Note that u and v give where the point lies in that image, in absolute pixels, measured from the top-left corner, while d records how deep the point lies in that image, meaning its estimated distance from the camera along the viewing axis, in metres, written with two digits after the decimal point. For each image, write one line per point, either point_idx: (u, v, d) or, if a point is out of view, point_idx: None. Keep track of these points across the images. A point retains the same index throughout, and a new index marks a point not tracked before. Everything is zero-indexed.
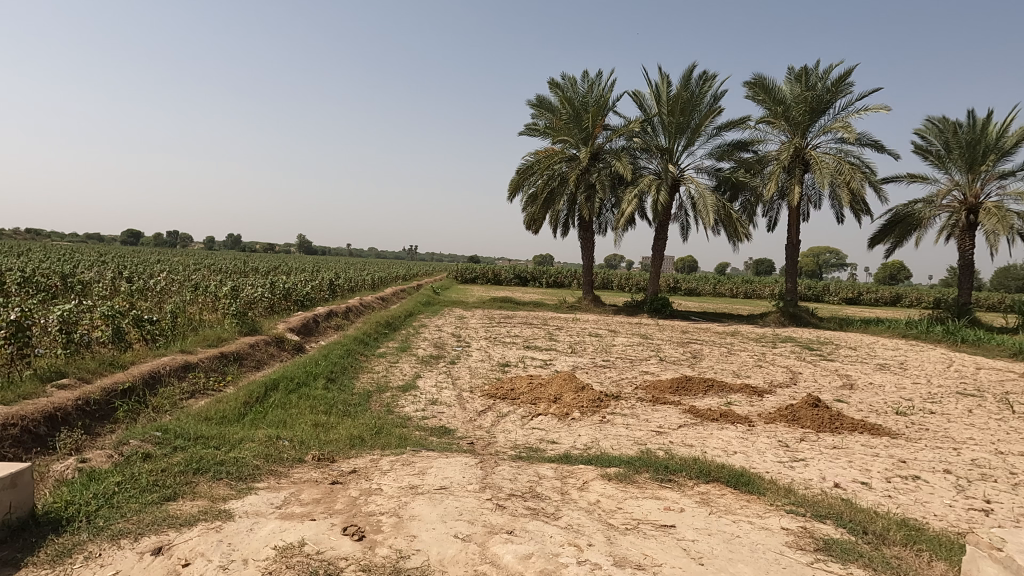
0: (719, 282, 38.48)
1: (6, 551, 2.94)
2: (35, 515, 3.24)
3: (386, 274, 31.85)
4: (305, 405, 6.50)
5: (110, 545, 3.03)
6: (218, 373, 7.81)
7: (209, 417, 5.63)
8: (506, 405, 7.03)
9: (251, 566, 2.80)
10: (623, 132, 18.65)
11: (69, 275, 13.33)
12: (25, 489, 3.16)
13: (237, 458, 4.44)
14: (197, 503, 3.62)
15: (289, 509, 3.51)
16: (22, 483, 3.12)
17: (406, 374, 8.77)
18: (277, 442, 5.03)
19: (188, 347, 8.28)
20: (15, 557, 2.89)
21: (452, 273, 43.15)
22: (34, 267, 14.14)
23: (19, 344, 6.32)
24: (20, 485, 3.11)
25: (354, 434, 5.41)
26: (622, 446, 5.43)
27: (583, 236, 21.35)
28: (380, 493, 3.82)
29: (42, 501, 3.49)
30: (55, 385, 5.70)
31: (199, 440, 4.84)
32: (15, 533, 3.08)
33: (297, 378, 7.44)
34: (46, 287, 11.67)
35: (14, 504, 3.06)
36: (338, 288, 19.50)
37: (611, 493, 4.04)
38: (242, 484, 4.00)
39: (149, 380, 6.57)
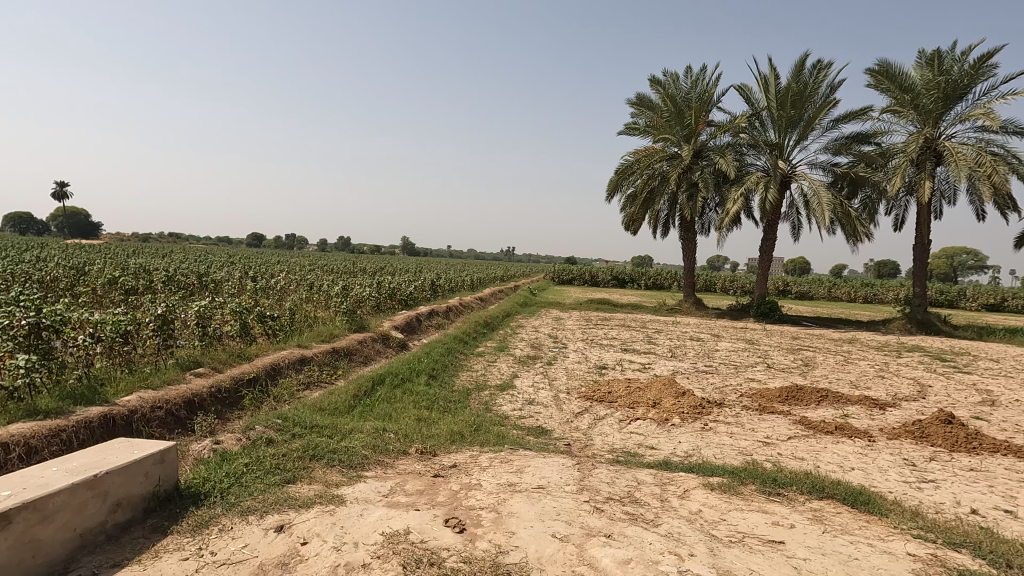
0: (835, 286, 35.93)
1: (156, 519, 3.30)
2: (179, 489, 3.61)
3: (486, 275, 32.53)
4: (408, 400, 6.80)
5: (240, 521, 3.32)
6: (330, 367, 8.34)
7: (322, 407, 6.02)
8: (603, 408, 6.96)
9: (362, 549, 2.95)
10: (728, 128, 17.89)
11: (203, 274, 14.75)
12: (171, 465, 3.54)
13: (348, 447, 4.72)
14: (314, 487, 3.89)
15: (395, 498, 3.68)
16: (169, 459, 3.51)
17: (504, 374, 8.92)
18: (383, 434, 5.30)
19: (305, 341, 8.93)
20: (163, 525, 3.24)
21: (550, 276, 43.31)
22: (177, 268, 15.84)
23: (164, 336, 7.11)
24: (167, 461, 3.49)
25: (455, 430, 5.58)
26: (725, 456, 5.21)
27: (684, 236, 20.70)
28: (480, 489, 3.90)
29: (184, 476, 3.89)
30: (193, 374, 6.36)
31: (313, 429, 5.19)
32: (163, 503, 3.45)
33: (401, 374, 7.77)
34: (186, 285, 13.01)
35: (161, 478, 3.43)
36: (439, 288, 20.16)
37: (714, 503, 3.89)
38: (353, 472, 4.25)
39: (270, 371, 7.15)
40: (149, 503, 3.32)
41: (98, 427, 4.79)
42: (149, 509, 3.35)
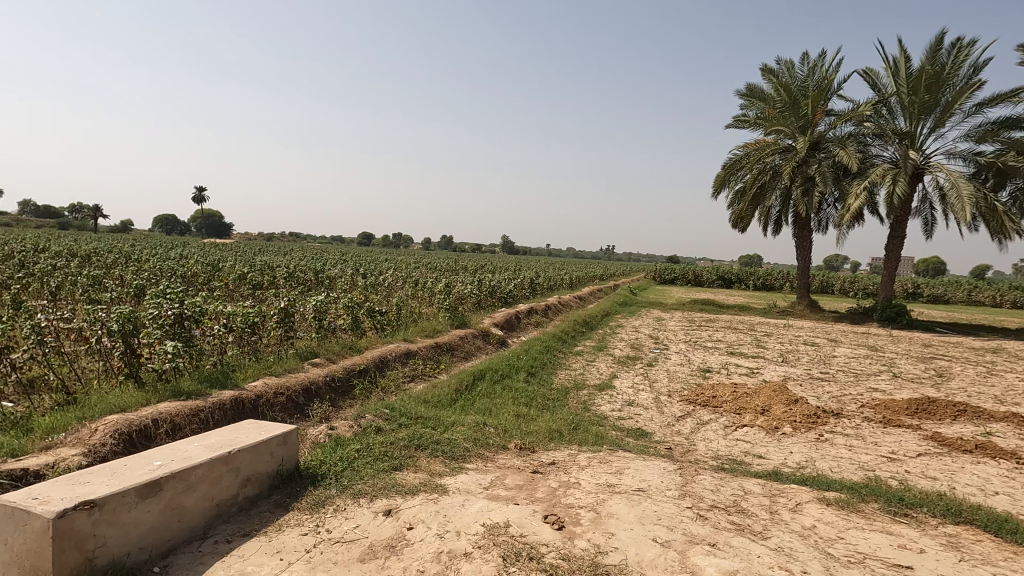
0: (976, 289, 32.27)
1: (279, 495, 3.58)
2: (300, 469, 3.90)
3: (585, 274, 32.33)
4: (508, 396, 6.91)
5: (352, 502, 3.54)
6: (434, 361, 8.66)
7: (426, 399, 6.27)
8: (707, 413, 6.70)
9: (464, 538, 3.04)
10: (850, 117, 16.59)
11: (319, 271, 15.80)
12: (293, 447, 3.83)
13: (450, 439, 4.88)
14: (419, 475, 4.06)
15: (496, 491, 3.76)
16: (291, 441, 3.79)
17: (603, 374, 8.83)
18: (484, 428, 5.43)
19: (410, 336, 9.33)
20: (285, 501, 3.51)
21: (651, 275, 42.30)
22: (296, 265, 17.10)
23: (286, 327, 7.72)
24: (289, 443, 3.78)
25: (553, 428, 5.60)
26: (843, 470, 4.84)
27: (798, 234, 19.46)
28: (579, 488, 3.89)
29: (304, 457, 4.21)
30: (310, 363, 6.85)
31: (418, 420, 5.42)
32: (286, 481, 3.74)
33: (501, 370, 7.92)
34: (305, 280, 14.01)
35: (284, 458, 3.72)
36: (539, 287, 20.30)
37: (829, 519, 3.63)
38: (455, 463, 4.39)
39: (379, 364, 7.54)
40: (273, 480, 3.62)
41: (230, 409, 5.31)
42: (274, 486, 3.64)
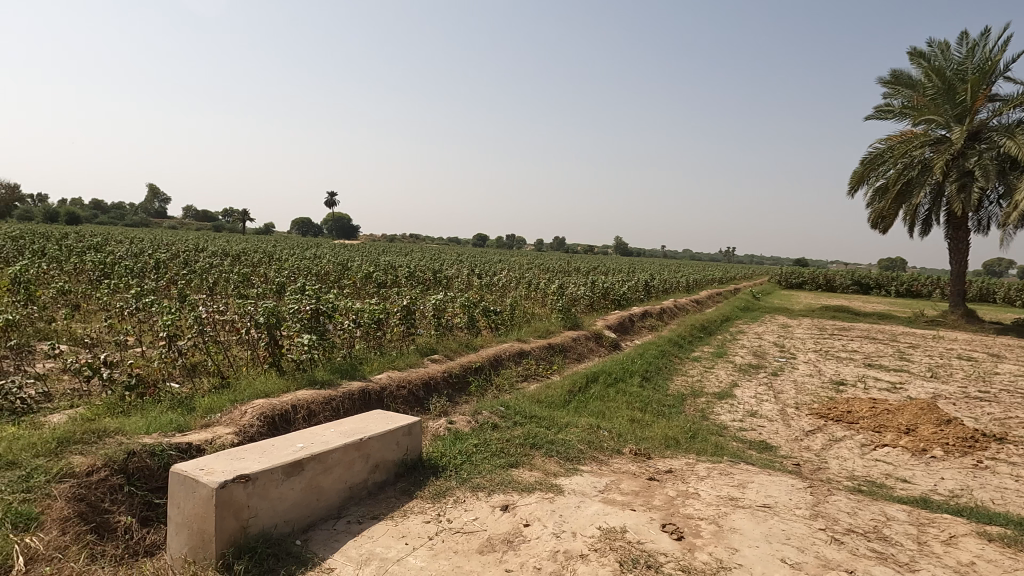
0: None
1: (404, 483, 3.78)
2: (423, 460, 4.09)
3: (703, 277, 31.06)
4: (622, 400, 6.80)
5: (471, 495, 3.65)
6: (546, 362, 8.72)
7: (540, 399, 6.33)
8: (841, 429, 6.19)
9: (580, 540, 3.04)
10: (1019, 102, 14.58)
11: (438, 271, 16.49)
12: (417, 438, 4.02)
13: (564, 440, 4.89)
14: (534, 473, 4.10)
15: (611, 496, 3.72)
16: (415, 432, 3.99)
17: (723, 381, 8.43)
18: (597, 431, 5.38)
19: (524, 336, 9.47)
20: (410, 489, 3.69)
21: (776, 278, 39.77)
22: (417, 265, 17.96)
23: (408, 324, 8.16)
24: (413, 434, 3.97)
25: (670, 435, 5.43)
26: (1009, 502, 4.27)
27: (952, 235, 17.42)
28: (698, 498, 3.75)
29: (426, 449, 4.41)
30: (430, 359, 7.17)
31: (533, 419, 5.48)
32: (410, 470, 3.93)
33: (614, 373, 7.81)
34: (425, 280, 14.67)
35: (409, 448, 3.92)
36: (653, 289, 19.80)
37: (992, 557, 3.22)
38: (570, 464, 4.40)
39: (494, 362, 7.73)
40: (399, 468, 3.82)
41: (358, 399, 5.70)
42: (400, 474, 3.85)
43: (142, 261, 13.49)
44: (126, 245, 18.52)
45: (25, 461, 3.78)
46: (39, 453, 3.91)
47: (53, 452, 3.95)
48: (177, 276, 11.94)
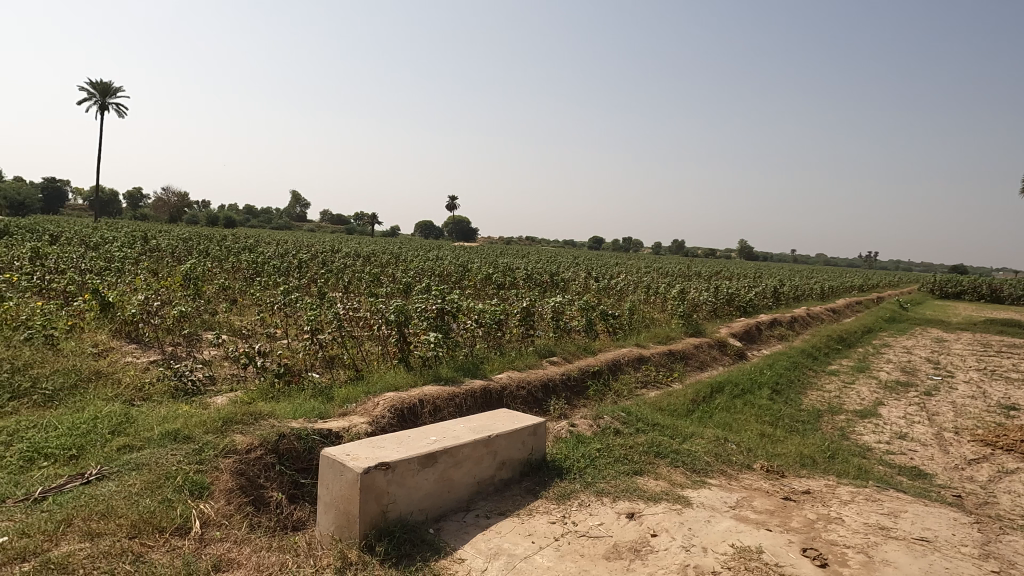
0: None
1: (529, 482, 3.84)
2: (547, 461, 4.13)
3: (840, 285, 28.60)
4: (750, 412, 6.44)
5: (596, 500, 3.64)
6: (666, 369, 8.46)
7: (662, 407, 6.16)
8: (1013, 461, 5.43)
9: (711, 556, 2.92)
10: None
11: (555, 273, 16.59)
12: (542, 438, 4.06)
13: (690, 451, 4.72)
14: (660, 483, 4.00)
15: (743, 513, 3.54)
16: (540, 433, 4.02)
17: (865, 399, 7.72)
18: (725, 443, 5.13)
19: (643, 341, 9.26)
20: (535, 489, 3.74)
21: (927, 287, 35.72)
22: (534, 268, 18.17)
23: (527, 325, 8.30)
24: (538, 434, 4.01)
25: (805, 453, 5.06)
26: None
27: None
28: (842, 524, 3.46)
29: (550, 450, 4.45)
30: (548, 361, 7.24)
31: (656, 427, 5.34)
32: (535, 470, 3.98)
33: (741, 384, 7.41)
34: (542, 282, 14.81)
35: (534, 447, 3.98)
36: (783, 296, 18.55)
37: None
38: (697, 476, 4.24)
39: (612, 367, 7.63)
40: (524, 467, 3.89)
41: (480, 397, 5.89)
42: (524, 473, 3.91)
43: (288, 261, 14.83)
44: (273, 246, 20.48)
45: (198, 437, 4.30)
46: (208, 430, 4.43)
47: (219, 430, 4.46)
48: (317, 275, 13.00)
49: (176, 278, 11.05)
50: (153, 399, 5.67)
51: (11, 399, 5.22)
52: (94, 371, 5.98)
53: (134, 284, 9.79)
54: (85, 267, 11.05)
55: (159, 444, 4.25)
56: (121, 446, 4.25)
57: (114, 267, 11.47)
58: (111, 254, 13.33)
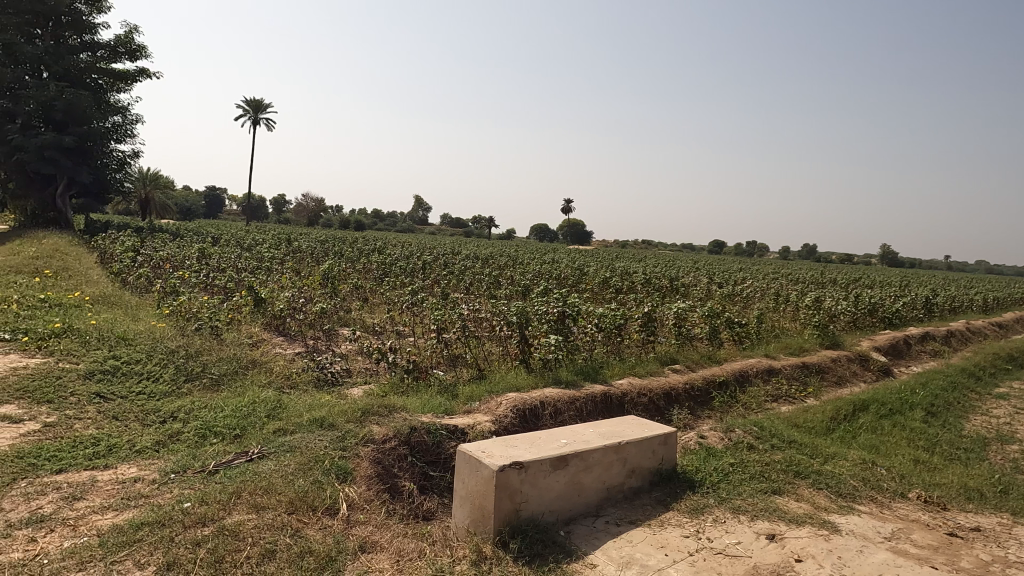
0: None
1: (659, 492, 3.76)
2: (677, 471, 4.02)
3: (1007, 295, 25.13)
4: (900, 435, 5.84)
5: (732, 517, 3.48)
6: (800, 383, 7.90)
7: (797, 423, 5.77)
8: None
9: None
10: None
11: (674, 278, 16.06)
12: (673, 448, 3.95)
13: (833, 473, 4.38)
14: (801, 505, 3.75)
15: (902, 546, 3.22)
16: (671, 442, 3.92)
17: None
18: (873, 467, 4.71)
19: (773, 352, 8.72)
20: (666, 500, 3.66)
21: None
22: (652, 272, 17.73)
23: (648, 331, 8.11)
24: (669, 443, 3.91)
25: (972, 485, 4.51)
26: None
27: None
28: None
29: (679, 461, 4.34)
30: (671, 369, 7.03)
31: (792, 445, 5.01)
32: (665, 480, 3.89)
33: (889, 403, 6.75)
34: (661, 286, 14.40)
35: (665, 457, 3.88)
36: (936, 307, 16.63)
37: None
38: (843, 501, 3.92)
39: (739, 378, 7.26)
40: (654, 476, 3.81)
41: (601, 402, 5.85)
42: (654, 482, 3.84)
43: (413, 262, 15.59)
44: (399, 248, 21.63)
45: (341, 425, 4.65)
46: (349, 419, 4.77)
47: (358, 420, 4.79)
48: (439, 276, 13.54)
49: (316, 277, 12.00)
50: (298, 388, 6.19)
51: (185, 381, 5.94)
52: (250, 360, 6.64)
53: (281, 282, 10.78)
54: (241, 266, 12.32)
55: (308, 429, 4.65)
56: (276, 429, 4.69)
57: (265, 266, 12.67)
58: (261, 254, 14.74)
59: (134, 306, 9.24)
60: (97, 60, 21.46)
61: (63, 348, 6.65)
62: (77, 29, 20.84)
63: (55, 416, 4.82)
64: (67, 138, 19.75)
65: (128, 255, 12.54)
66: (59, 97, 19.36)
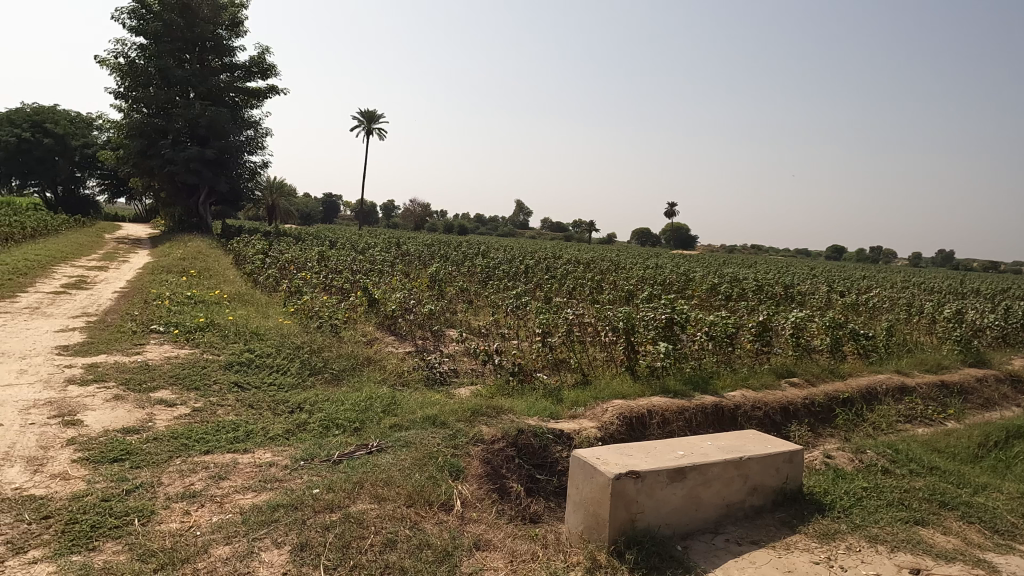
0: None
1: (784, 513, 3.56)
2: (803, 492, 3.78)
3: None
4: None
5: (869, 547, 3.22)
6: (938, 403, 7.15)
7: (938, 448, 5.23)
8: None
9: None
10: None
11: (790, 285, 15.10)
12: (799, 467, 3.72)
13: (987, 506, 3.92)
14: (950, 540, 3.39)
15: None
16: (797, 461, 3.69)
17: None
18: None
19: (905, 368, 7.95)
20: (791, 522, 3.46)
21: None
22: (764, 279, 16.79)
23: (763, 341, 7.67)
24: (795, 462, 3.69)
25: None
26: None
27: None
28: None
29: (805, 482, 4.11)
30: (788, 383, 6.62)
31: (934, 471, 4.55)
32: (790, 500, 3.68)
33: None
34: (775, 294, 13.59)
35: (790, 476, 3.67)
36: None
37: None
38: (1001, 539, 3.50)
39: (867, 395, 6.69)
40: (778, 496, 3.61)
41: (711, 414, 5.62)
42: (778, 502, 3.64)
43: (515, 266, 15.78)
44: (501, 252, 22.02)
45: (452, 424, 4.80)
46: (460, 418, 4.91)
47: (468, 419, 4.91)
48: (542, 280, 13.60)
49: (424, 280, 12.46)
50: (410, 386, 6.44)
51: (309, 375, 6.37)
52: (366, 356, 6.99)
53: (393, 284, 11.31)
54: (356, 268, 13.04)
55: (421, 427, 4.83)
56: (392, 425, 4.92)
57: (377, 269, 13.33)
58: (373, 258, 15.53)
59: (264, 304, 10.06)
60: (234, 80, 23.66)
61: (206, 341, 7.37)
62: (218, 52, 23.04)
63: (202, 402, 5.35)
64: (209, 151, 21.89)
65: (258, 257, 13.68)
66: (203, 114, 21.51)
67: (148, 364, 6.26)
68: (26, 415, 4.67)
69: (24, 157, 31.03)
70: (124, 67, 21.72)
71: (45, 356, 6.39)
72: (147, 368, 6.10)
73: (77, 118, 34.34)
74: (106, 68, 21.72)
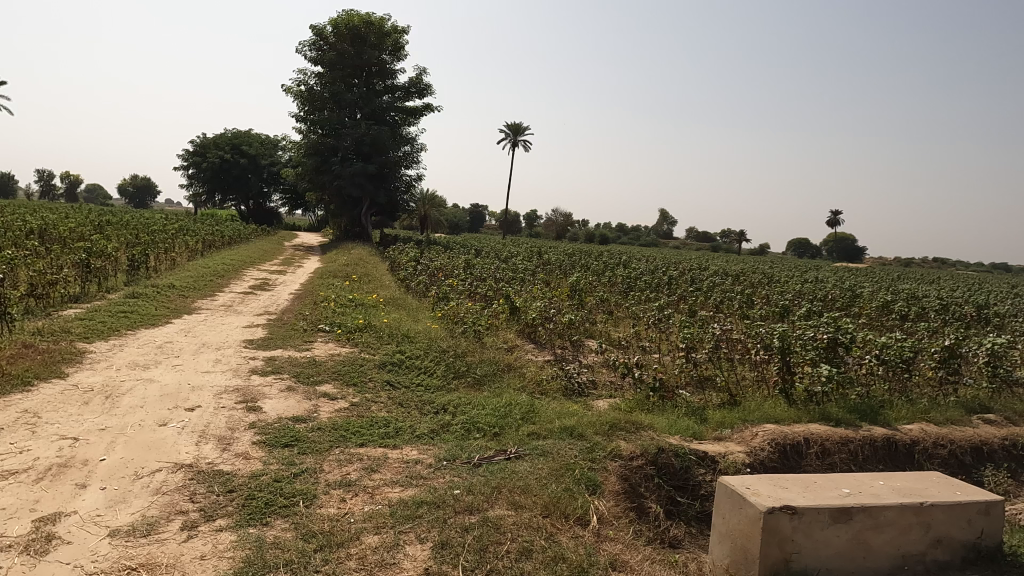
0: None
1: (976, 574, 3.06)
2: (1003, 552, 3.22)
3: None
4: None
5: None
6: None
7: None
8: None
9: None
10: None
11: (985, 306, 13.01)
12: (998, 521, 3.15)
13: None
14: None
15: None
16: (996, 514, 3.13)
17: None
18: None
19: None
20: None
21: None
22: (951, 297, 14.64)
23: (949, 369, 6.67)
24: (993, 515, 3.13)
25: None
26: None
27: None
28: None
29: (1005, 539, 3.52)
30: (981, 419, 5.70)
31: None
32: (985, 559, 3.15)
33: None
34: (965, 315, 11.79)
35: (986, 531, 3.13)
36: None
37: None
38: None
39: None
40: (970, 553, 3.11)
41: (882, 447, 4.99)
42: (969, 560, 3.14)
43: (658, 277, 15.31)
44: (644, 262, 21.49)
45: (590, 436, 4.74)
46: (598, 432, 4.83)
47: (606, 433, 4.81)
48: (686, 292, 13.03)
49: (564, 289, 12.50)
50: (548, 395, 6.47)
51: (454, 378, 6.66)
52: (507, 363, 7.15)
53: (534, 293, 11.48)
54: (499, 276, 13.45)
55: (558, 437, 4.83)
56: (530, 433, 4.97)
57: (519, 277, 13.64)
58: (516, 267, 15.91)
59: (415, 309, 10.73)
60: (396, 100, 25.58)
61: (364, 341, 8.01)
62: (382, 75, 25.05)
63: (359, 398, 5.81)
64: (372, 167, 23.87)
65: (411, 264, 14.64)
66: (368, 133, 23.53)
67: (316, 360, 6.94)
68: (220, 399, 5.39)
69: (225, 175, 36.54)
70: (305, 93, 24.42)
71: (235, 348, 7.34)
72: (314, 363, 6.77)
73: (267, 140, 39.25)
74: (290, 95, 24.57)
